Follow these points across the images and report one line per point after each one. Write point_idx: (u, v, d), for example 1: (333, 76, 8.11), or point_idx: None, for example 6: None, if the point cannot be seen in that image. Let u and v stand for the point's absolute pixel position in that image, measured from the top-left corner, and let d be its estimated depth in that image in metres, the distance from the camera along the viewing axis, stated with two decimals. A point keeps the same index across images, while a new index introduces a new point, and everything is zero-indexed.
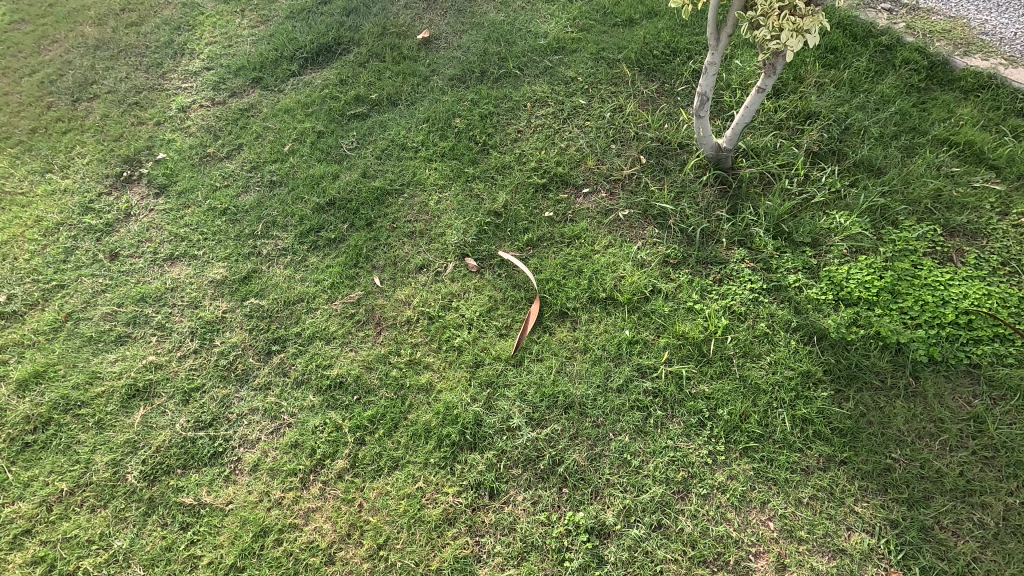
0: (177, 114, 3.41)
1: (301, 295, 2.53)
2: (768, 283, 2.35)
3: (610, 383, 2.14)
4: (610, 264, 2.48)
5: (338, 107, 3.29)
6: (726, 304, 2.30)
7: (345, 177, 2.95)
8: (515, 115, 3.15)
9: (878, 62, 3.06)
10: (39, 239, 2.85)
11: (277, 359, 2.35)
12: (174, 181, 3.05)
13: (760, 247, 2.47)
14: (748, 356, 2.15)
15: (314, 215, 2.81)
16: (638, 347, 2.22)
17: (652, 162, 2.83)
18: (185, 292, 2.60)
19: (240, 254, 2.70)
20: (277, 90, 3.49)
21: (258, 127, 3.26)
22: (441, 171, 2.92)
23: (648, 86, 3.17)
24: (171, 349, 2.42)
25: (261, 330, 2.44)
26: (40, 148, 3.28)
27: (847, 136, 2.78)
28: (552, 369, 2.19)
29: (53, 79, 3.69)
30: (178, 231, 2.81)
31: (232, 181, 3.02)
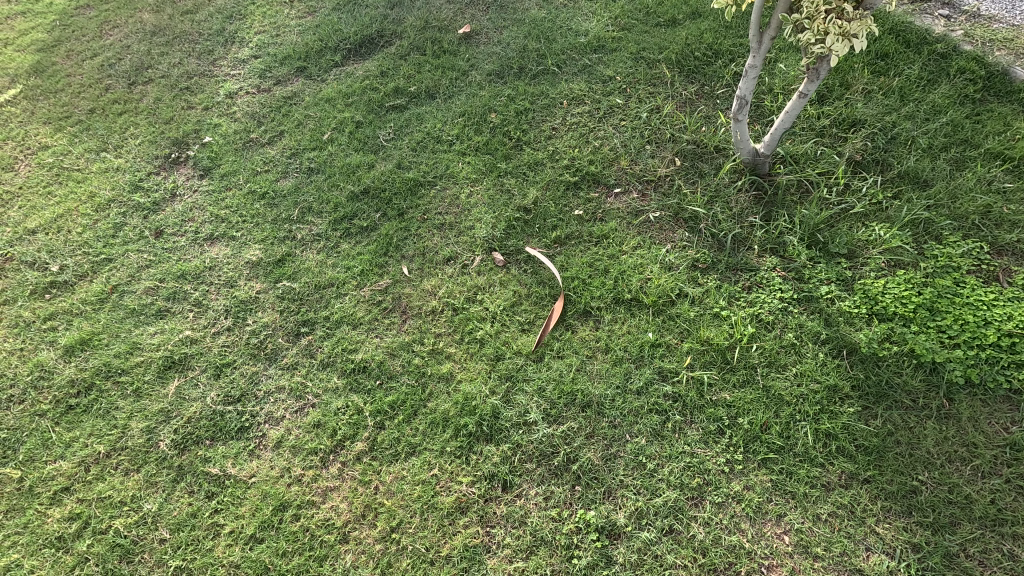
0: (224, 100, 3.54)
1: (331, 281, 2.59)
2: (799, 293, 2.29)
3: (630, 385, 2.13)
4: (637, 265, 2.47)
5: (378, 98, 3.35)
6: (753, 312, 2.26)
7: (381, 168, 3.01)
8: (551, 112, 3.15)
9: (932, 70, 2.94)
10: (91, 214, 3.00)
11: (305, 341, 2.42)
12: (218, 165, 3.17)
13: (793, 256, 2.41)
14: (773, 366, 2.11)
15: (348, 203, 2.88)
16: (660, 350, 2.20)
17: (687, 165, 2.80)
18: (223, 272, 2.70)
19: (276, 237, 2.79)
20: (320, 79, 3.58)
21: (300, 115, 3.35)
22: (474, 165, 2.95)
23: (687, 87, 3.13)
24: (206, 325, 2.53)
25: (292, 312, 2.52)
26: (97, 128, 3.45)
27: (893, 146, 2.69)
28: (571, 366, 2.19)
29: (112, 62, 3.87)
30: (220, 213, 2.93)
31: (272, 166, 3.11)
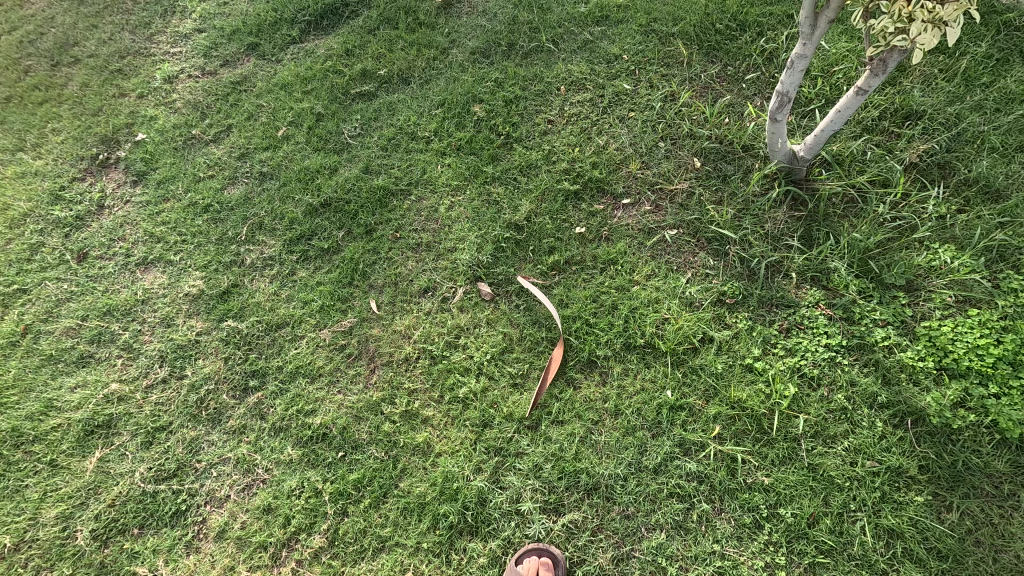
0: (162, 85, 3.00)
1: (286, 319, 2.17)
2: (850, 339, 1.88)
3: (645, 462, 1.75)
4: (652, 300, 2.04)
5: (342, 84, 2.83)
6: (794, 365, 1.86)
7: (344, 172, 2.53)
8: (546, 100, 2.64)
9: (1004, 46, 2.44)
10: (4, 232, 2.54)
11: (254, 399, 2.02)
12: (153, 168, 2.68)
13: (840, 289, 2.00)
14: (820, 438, 1.73)
15: (306, 218, 2.41)
16: (682, 415, 1.81)
17: (708, 169, 2.35)
18: (158, 307, 2.26)
19: (220, 262, 2.34)
20: (275, 59, 3.04)
21: (250, 105, 2.83)
22: (455, 169, 2.47)
23: (708, 69, 2.63)
24: (137, 376, 2.12)
25: (238, 361, 2.10)
26: (13, 121, 2.93)
27: (958, 145, 2.23)
28: (574, 438, 1.81)
29: (32, 38, 3.30)
30: (154, 230, 2.46)
31: (218, 170, 2.63)
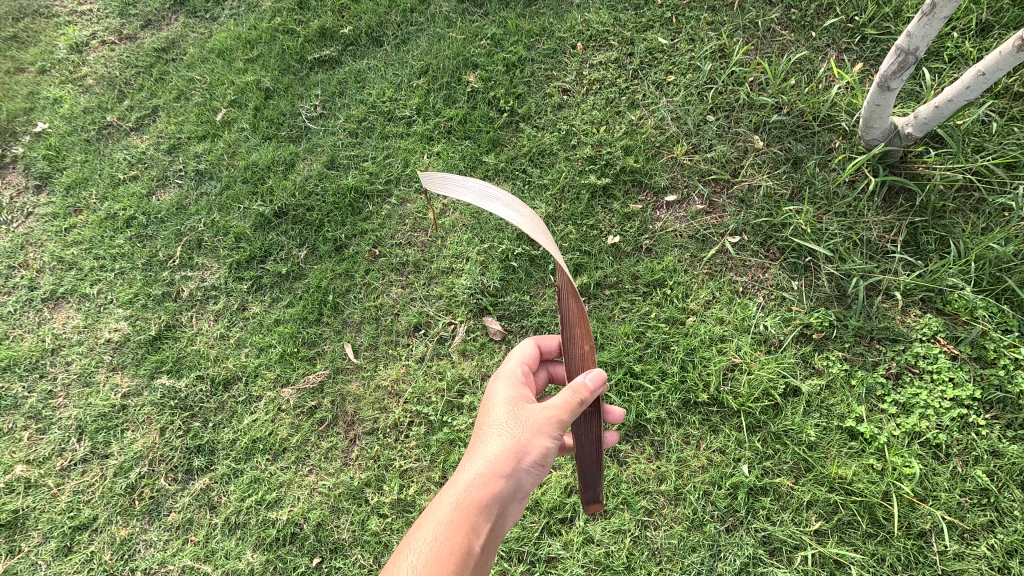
0: (67, 56, 2.36)
1: (236, 373, 1.67)
2: (984, 390, 1.41)
3: (719, 568, 1.33)
4: (715, 337, 1.56)
5: (295, 48, 2.21)
6: (912, 429, 1.39)
7: (304, 169, 1.96)
8: (558, 62, 2.04)
9: None
10: None
11: (200, 484, 1.56)
12: (59, 170, 2.09)
13: (962, 316, 1.51)
14: (953, 532, 1.30)
15: (256, 233, 1.87)
16: (765, 502, 1.37)
17: (776, 150, 1.79)
18: (72, 359, 1.77)
19: (149, 296, 1.82)
20: (209, 16, 2.39)
21: (180, 81, 2.22)
22: (446, 160, 1.90)
23: (768, 12, 2.00)
24: (49, 455, 1.65)
25: (179, 431, 1.63)
26: None
27: None
28: (625, 536, 1.38)
29: None
30: (64, 254, 1.93)
31: (143, 170, 2.06)
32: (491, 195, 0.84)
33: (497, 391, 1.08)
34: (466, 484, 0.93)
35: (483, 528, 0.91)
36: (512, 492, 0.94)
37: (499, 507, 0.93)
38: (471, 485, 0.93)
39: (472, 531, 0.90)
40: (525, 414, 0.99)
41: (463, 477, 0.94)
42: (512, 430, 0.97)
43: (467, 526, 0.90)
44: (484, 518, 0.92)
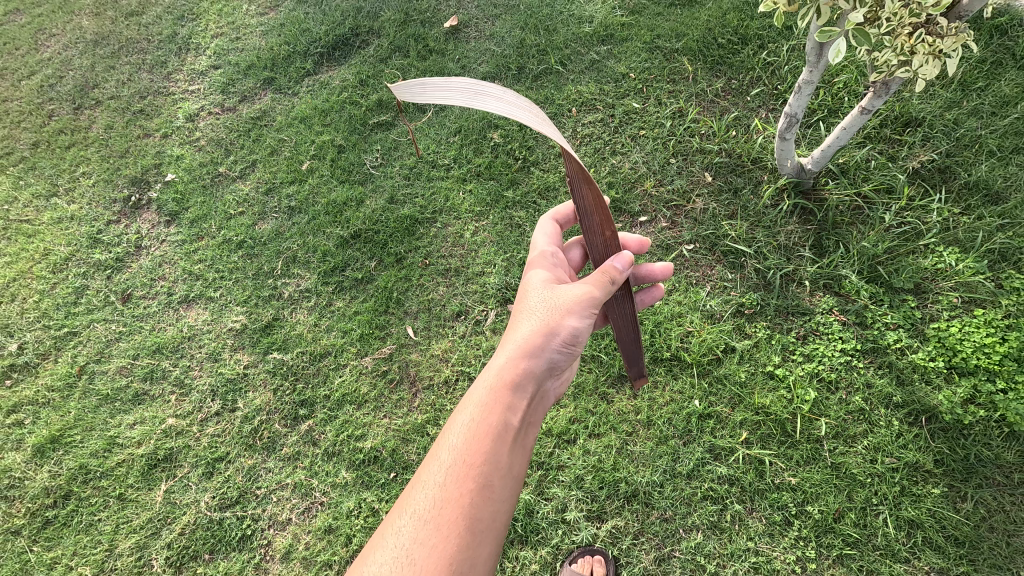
0: (184, 124, 3.10)
1: (328, 349, 2.29)
2: (864, 343, 2.00)
3: (679, 468, 1.89)
4: (675, 314, 2.17)
5: (360, 115, 2.92)
6: (812, 371, 1.98)
7: (371, 203, 2.63)
8: (558, 123, 2.75)
9: (996, 50, 2.47)
10: (49, 277, 2.66)
11: (305, 427, 2.15)
12: (185, 208, 2.78)
13: (851, 294, 2.11)
14: (841, 438, 1.86)
15: (338, 250, 2.52)
16: (710, 423, 1.94)
17: (719, 183, 2.45)
18: (204, 343, 2.39)
19: (260, 297, 2.46)
20: (291, 92, 3.14)
21: (272, 141, 2.94)
22: (477, 194, 2.57)
23: (713, 84, 2.71)
24: (191, 411, 2.25)
25: (287, 391, 2.23)
26: (43, 167, 3.05)
27: (957, 149, 2.29)
28: (612, 449, 1.95)
29: (53, 82, 3.43)
30: (193, 268, 2.59)
31: (247, 207, 2.74)
32: (480, 89, 1.04)
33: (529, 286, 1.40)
34: (502, 367, 1.20)
35: (518, 406, 1.17)
36: (541, 369, 1.24)
37: (531, 384, 1.21)
38: (507, 365, 1.20)
39: (507, 407, 1.14)
40: (555, 300, 1.30)
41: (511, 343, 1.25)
42: (540, 317, 1.28)
43: (501, 405, 1.14)
44: (521, 394, 1.18)
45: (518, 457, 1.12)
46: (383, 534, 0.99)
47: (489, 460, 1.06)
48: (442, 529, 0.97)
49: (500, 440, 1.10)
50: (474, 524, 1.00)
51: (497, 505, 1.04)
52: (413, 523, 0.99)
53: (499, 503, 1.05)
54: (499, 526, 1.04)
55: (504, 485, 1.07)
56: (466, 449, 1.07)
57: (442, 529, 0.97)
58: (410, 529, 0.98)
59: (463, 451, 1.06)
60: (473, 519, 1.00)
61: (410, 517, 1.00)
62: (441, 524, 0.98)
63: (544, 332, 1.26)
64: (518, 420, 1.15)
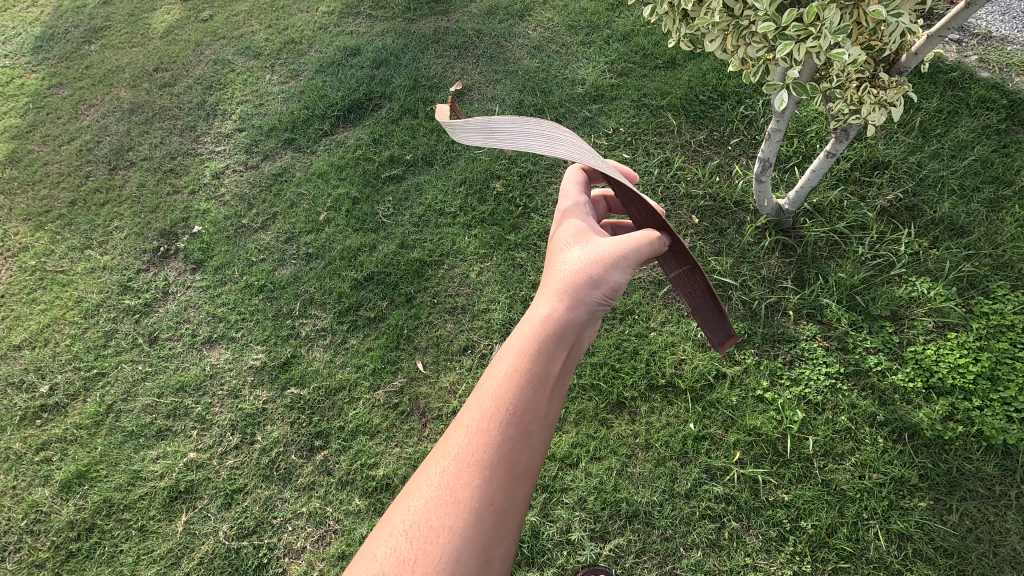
0: (210, 182, 3.37)
1: (342, 384, 2.43)
2: (846, 366, 2.13)
3: (677, 488, 1.98)
4: (669, 343, 2.31)
5: (372, 169, 3.18)
6: (799, 393, 2.10)
7: (383, 249, 2.83)
8: (555, 172, 2.98)
9: (951, 100, 2.71)
10: (80, 322, 2.84)
11: (320, 457, 2.26)
12: (210, 256, 2.99)
13: (832, 321, 2.26)
14: (830, 455, 1.96)
15: (352, 292, 2.71)
16: (705, 445, 2.05)
17: (705, 224, 2.64)
18: (225, 380, 2.53)
19: (279, 336, 2.62)
20: (310, 151, 3.42)
21: (292, 194, 3.18)
22: (481, 238, 2.78)
23: (696, 135, 2.96)
24: (212, 444, 2.36)
25: (303, 423, 2.35)
26: (79, 223, 3.29)
27: (922, 189, 2.50)
28: (612, 471, 2.05)
29: (90, 147, 3.73)
30: (216, 311, 2.76)
31: (268, 254, 2.94)
32: (494, 127, 1.34)
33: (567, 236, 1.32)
34: (541, 312, 1.15)
35: (559, 351, 1.11)
36: (583, 316, 1.17)
37: (573, 330, 1.15)
38: (546, 310, 1.15)
39: (548, 354, 1.09)
40: (598, 250, 1.24)
41: (549, 288, 1.20)
42: (585, 264, 1.22)
43: (542, 351, 1.09)
44: (563, 341, 1.12)
45: (557, 401, 1.07)
46: (420, 478, 0.97)
47: (529, 407, 1.02)
48: (473, 474, 0.95)
49: (540, 388, 1.05)
50: (512, 469, 0.97)
51: (535, 449, 1.01)
52: (450, 467, 0.96)
53: (537, 448, 1.02)
54: (537, 470, 1.01)
55: (542, 429, 1.03)
56: (505, 395, 1.03)
57: (481, 473, 0.95)
58: (449, 473, 0.95)
59: (503, 390, 1.03)
60: (513, 464, 0.97)
61: (447, 460, 0.97)
62: (479, 469, 0.95)
63: (585, 278, 1.19)
64: (558, 367, 1.09)
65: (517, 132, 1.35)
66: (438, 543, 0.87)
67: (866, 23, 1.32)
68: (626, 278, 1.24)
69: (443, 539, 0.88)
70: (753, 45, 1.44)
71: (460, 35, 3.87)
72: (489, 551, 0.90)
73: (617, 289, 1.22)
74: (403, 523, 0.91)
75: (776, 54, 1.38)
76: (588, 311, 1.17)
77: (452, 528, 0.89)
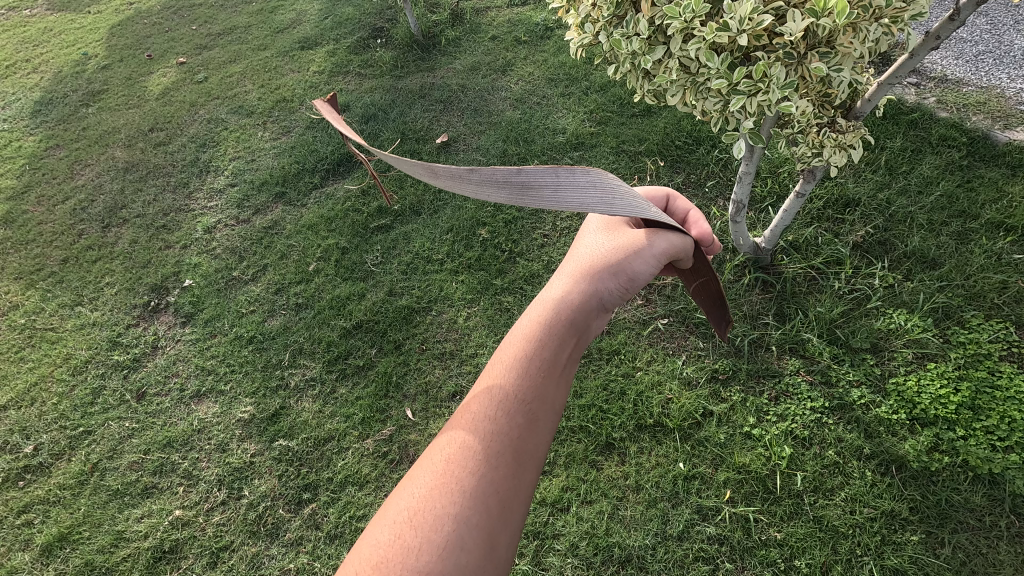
0: (202, 236, 3.43)
1: (331, 434, 2.42)
2: (831, 400, 2.15)
3: (669, 530, 1.97)
4: (655, 383, 2.33)
5: (361, 219, 3.26)
6: (786, 429, 2.11)
7: (372, 297, 2.87)
8: (540, 218, 3.06)
9: (914, 139, 2.84)
10: (68, 379, 2.83)
11: (309, 510, 2.23)
12: (200, 310, 3.02)
13: (815, 356, 2.29)
14: (820, 491, 1.96)
15: (341, 340, 2.72)
16: (695, 484, 2.05)
17: None
18: (213, 434, 2.51)
19: (267, 388, 2.62)
20: (300, 204, 3.50)
21: (282, 246, 3.24)
22: (468, 284, 2.83)
23: (674, 178, 3.07)
24: (198, 501, 2.33)
25: (292, 476, 2.33)
26: (71, 280, 3.32)
27: (893, 224, 2.58)
28: (604, 515, 2.04)
29: (84, 205, 3.80)
30: (205, 364, 2.77)
31: (258, 305, 2.97)
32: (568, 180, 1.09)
33: (586, 232, 1.45)
34: (549, 301, 1.22)
35: (565, 341, 1.16)
36: (592, 308, 1.24)
37: (580, 319, 1.20)
38: (553, 300, 1.22)
39: (557, 342, 1.15)
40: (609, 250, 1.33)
41: (563, 280, 1.30)
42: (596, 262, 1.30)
43: (551, 340, 1.15)
44: (571, 330, 1.18)
45: (562, 390, 1.10)
46: (425, 463, 0.98)
47: (537, 393, 1.06)
48: (478, 455, 0.96)
49: (547, 374, 1.10)
50: (517, 453, 0.98)
51: (540, 436, 1.03)
52: (454, 450, 0.98)
53: (544, 432, 1.04)
54: (542, 459, 1.02)
55: (549, 415, 1.06)
56: (514, 380, 1.07)
57: (486, 454, 0.96)
58: (453, 455, 0.96)
59: (512, 376, 1.08)
60: (517, 449, 0.99)
61: (452, 444, 0.99)
62: (485, 451, 0.97)
63: (595, 273, 1.28)
64: (567, 355, 1.15)
65: (565, 186, 1.09)
66: (442, 525, 0.86)
67: (810, 77, 1.42)
68: (644, 274, 1.30)
69: (444, 518, 0.87)
70: (710, 99, 1.54)
71: (446, 91, 4.05)
72: (493, 533, 0.88)
73: (631, 283, 1.29)
74: (407, 507, 0.91)
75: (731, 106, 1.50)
76: (595, 302, 1.25)
77: (455, 509, 0.88)
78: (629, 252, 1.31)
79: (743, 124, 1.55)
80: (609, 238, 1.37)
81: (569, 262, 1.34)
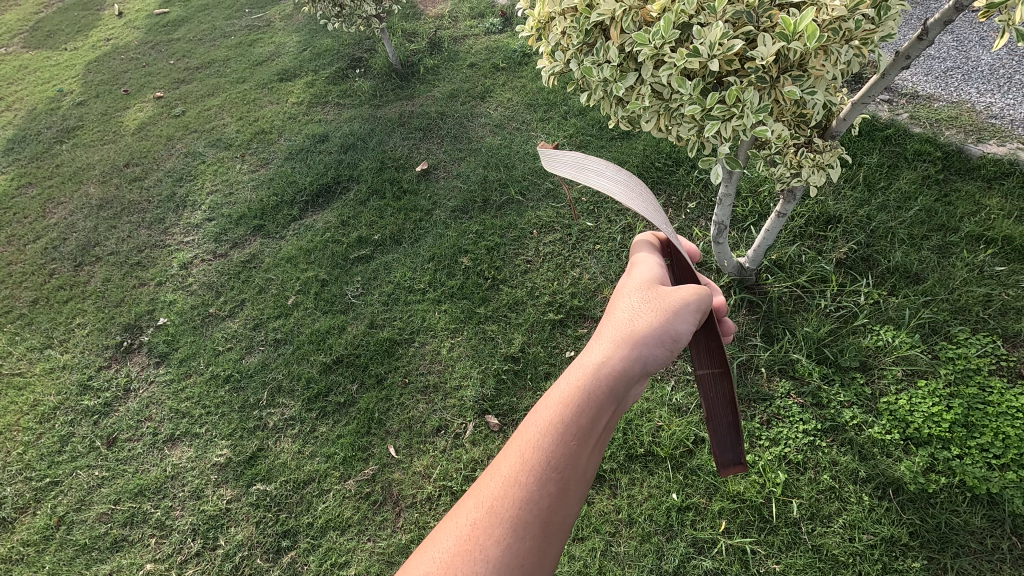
0: (178, 272, 3.35)
1: (311, 475, 2.32)
2: (823, 423, 2.11)
3: (664, 566, 1.89)
4: (644, 410, 2.27)
5: (341, 250, 3.20)
6: (779, 454, 2.06)
7: (352, 330, 2.80)
8: (522, 244, 3.02)
9: (890, 155, 2.87)
10: (35, 427, 2.71)
11: (287, 559, 2.12)
12: (174, 349, 2.92)
13: (805, 376, 2.25)
14: (817, 518, 1.90)
15: (321, 376, 2.64)
16: (689, 516, 1.98)
17: None
18: (187, 480, 2.41)
19: (244, 429, 2.52)
20: (278, 236, 3.44)
21: (260, 280, 3.17)
22: (451, 314, 2.77)
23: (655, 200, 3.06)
24: (170, 553, 2.21)
25: (270, 522, 2.22)
26: (40, 322, 3.22)
27: (874, 240, 2.58)
28: (596, 552, 1.96)
29: (56, 244, 3.71)
30: (179, 406, 2.66)
31: (235, 342, 2.89)
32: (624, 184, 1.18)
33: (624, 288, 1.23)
34: (587, 364, 1.04)
35: (603, 407, 1.00)
36: (635, 373, 1.06)
37: (620, 386, 1.03)
38: (594, 364, 1.03)
39: (595, 409, 0.99)
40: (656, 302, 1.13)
41: (602, 336, 1.11)
42: (642, 317, 1.11)
43: (588, 406, 0.99)
44: (611, 398, 1.01)
45: (597, 458, 0.98)
46: (448, 524, 0.92)
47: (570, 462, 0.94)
48: (503, 527, 0.88)
49: (581, 443, 0.96)
50: (545, 525, 0.90)
51: (570, 507, 0.93)
52: (478, 514, 0.91)
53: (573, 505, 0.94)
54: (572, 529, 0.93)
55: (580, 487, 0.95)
56: (546, 446, 0.95)
57: (513, 524, 0.88)
58: (477, 520, 0.90)
59: (545, 444, 0.95)
60: (547, 520, 0.90)
61: (477, 507, 0.92)
62: (513, 519, 0.89)
63: (641, 331, 1.08)
64: (605, 423, 0.99)
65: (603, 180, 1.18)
66: None
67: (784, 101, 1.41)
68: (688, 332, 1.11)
69: None
70: (684, 125, 1.53)
71: (425, 118, 4.04)
72: None
73: (676, 344, 1.10)
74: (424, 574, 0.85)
75: (705, 132, 1.48)
76: (641, 365, 1.07)
77: None
78: (675, 308, 1.12)
79: (719, 149, 1.53)
80: (648, 293, 1.17)
81: (608, 320, 1.14)
